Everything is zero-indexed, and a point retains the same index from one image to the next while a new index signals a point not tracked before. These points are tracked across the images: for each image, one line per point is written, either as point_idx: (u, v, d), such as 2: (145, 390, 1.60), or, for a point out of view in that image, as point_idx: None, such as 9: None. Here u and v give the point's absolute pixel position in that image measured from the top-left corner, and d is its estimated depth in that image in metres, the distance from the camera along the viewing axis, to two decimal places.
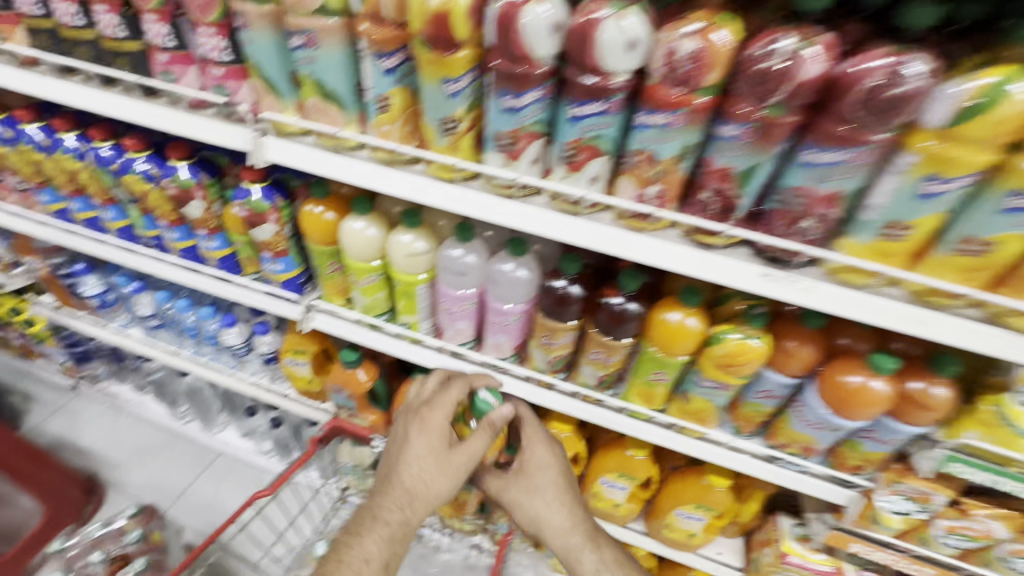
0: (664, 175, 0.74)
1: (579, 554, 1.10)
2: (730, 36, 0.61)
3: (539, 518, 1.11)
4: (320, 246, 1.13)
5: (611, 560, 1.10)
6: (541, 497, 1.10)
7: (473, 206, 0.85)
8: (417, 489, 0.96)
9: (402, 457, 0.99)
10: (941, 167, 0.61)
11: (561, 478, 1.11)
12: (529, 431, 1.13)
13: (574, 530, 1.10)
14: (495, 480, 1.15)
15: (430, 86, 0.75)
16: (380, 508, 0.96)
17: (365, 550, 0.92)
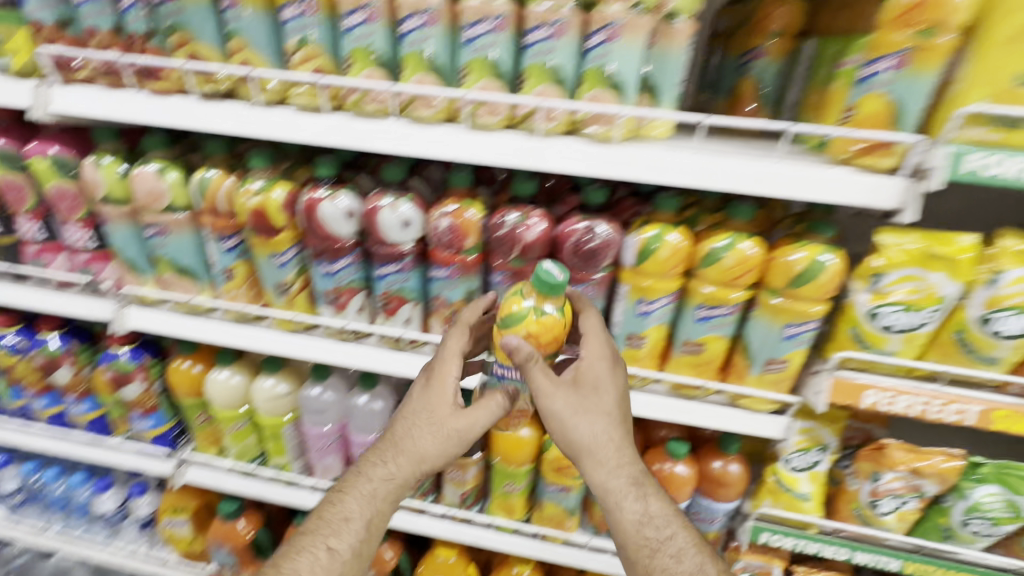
0: (460, 313, 0.91)
1: (624, 500, 0.79)
2: (477, 213, 0.82)
3: (584, 428, 0.77)
4: (189, 398, 1.19)
5: (669, 515, 0.81)
6: (591, 414, 0.77)
7: (314, 351, 0.97)
8: (406, 449, 0.81)
9: (403, 415, 0.83)
10: (644, 293, 0.83)
11: (615, 406, 0.79)
12: (591, 328, 0.80)
13: (619, 469, 0.78)
14: (536, 374, 0.74)
15: (262, 260, 0.91)
16: (367, 477, 0.83)
17: (344, 508, 0.84)
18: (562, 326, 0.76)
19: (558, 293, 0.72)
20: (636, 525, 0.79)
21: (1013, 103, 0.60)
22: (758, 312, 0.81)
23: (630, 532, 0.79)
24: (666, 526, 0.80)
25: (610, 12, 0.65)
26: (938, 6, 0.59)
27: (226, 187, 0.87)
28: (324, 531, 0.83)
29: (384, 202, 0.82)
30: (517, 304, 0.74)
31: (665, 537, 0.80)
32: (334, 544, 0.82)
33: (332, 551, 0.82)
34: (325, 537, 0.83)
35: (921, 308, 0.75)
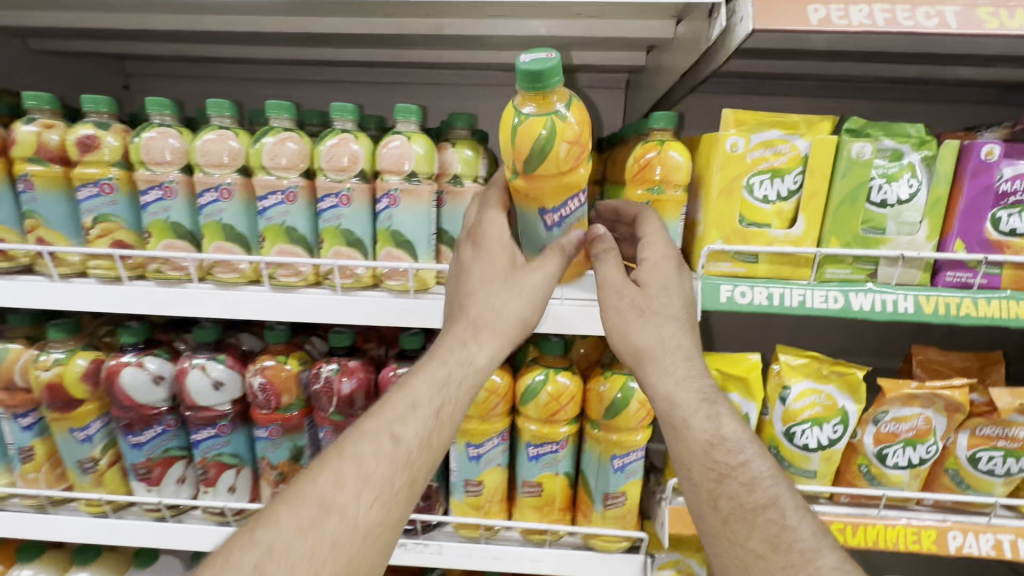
0: (287, 475, 0.84)
1: (693, 418, 0.62)
2: (295, 367, 0.80)
3: (649, 330, 0.63)
4: None
5: (748, 440, 0.64)
6: (663, 322, 0.64)
7: (123, 535, 0.85)
8: (483, 326, 0.62)
9: (459, 294, 0.65)
10: (471, 436, 0.80)
11: (686, 301, 0.65)
12: (648, 230, 0.67)
13: (689, 380, 0.63)
14: (608, 266, 0.65)
15: (60, 435, 0.82)
16: (419, 365, 0.61)
17: (411, 392, 0.59)
18: (589, 129, 0.62)
19: (547, 85, 0.57)
20: (710, 440, 0.62)
21: (741, 242, 0.69)
22: (588, 445, 0.81)
23: (759, 475, 0.62)
24: (750, 476, 0.62)
25: (390, 181, 0.71)
26: (660, 168, 0.69)
27: (25, 362, 0.82)
28: (388, 415, 0.57)
29: (194, 364, 0.79)
30: (541, 128, 0.59)
31: (736, 464, 0.62)
32: (382, 449, 0.55)
33: (394, 441, 0.56)
34: (385, 426, 0.56)
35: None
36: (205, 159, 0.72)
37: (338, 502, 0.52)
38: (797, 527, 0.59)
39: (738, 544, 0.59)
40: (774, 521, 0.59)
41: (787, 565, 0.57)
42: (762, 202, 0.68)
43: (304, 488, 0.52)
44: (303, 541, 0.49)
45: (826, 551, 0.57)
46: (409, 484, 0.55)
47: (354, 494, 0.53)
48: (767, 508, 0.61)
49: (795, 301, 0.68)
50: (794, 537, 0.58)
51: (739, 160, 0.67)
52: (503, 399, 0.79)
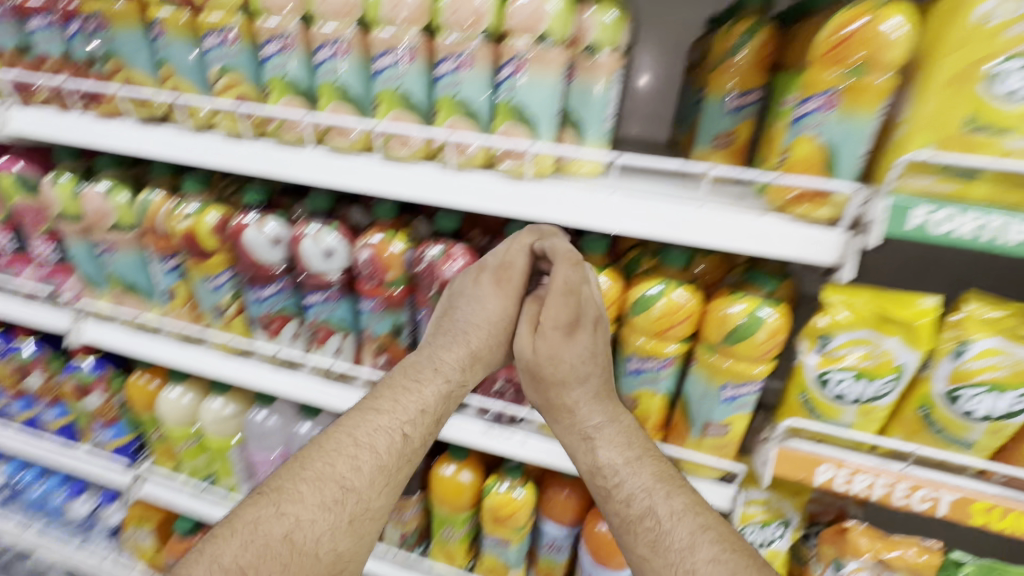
0: (386, 347, 0.88)
1: (577, 452, 0.72)
2: (401, 246, 0.79)
3: (535, 391, 0.75)
4: (147, 412, 1.21)
5: (625, 459, 0.68)
6: (552, 369, 0.72)
7: (249, 377, 0.94)
8: (475, 321, 0.74)
9: (454, 294, 0.76)
10: None
11: (591, 351, 0.71)
12: (544, 334, 0.72)
13: (598, 406, 0.72)
14: (522, 322, 0.76)
15: (198, 282, 0.92)
16: (441, 356, 0.73)
17: (420, 397, 0.69)
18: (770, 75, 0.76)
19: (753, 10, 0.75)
20: (607, 465, 0.69)
21: (961, 153, 0.52)
22: (696, 368, 0.74)
23: (639, 485, 0.66)
24: (641, 489, 0.65)
25: (517, 44, 0.63)
26: (868, 44, 0.54)
27: (164, 209, 0.88)
28: (383, 417, 0.67)
29: (308, 231, 0.81)
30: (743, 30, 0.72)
31: (618, 478, 0.67)
32: (398, 419, 0.67)
33: (405, 438, 0.67)
34: (354, 440, 0.65)
35: (879, 378, 0.65)
36: (324, 5, 0.66)
37: (354, 486, 0.62)
38: (674, 528, 0.61)
39: (632, 550, 0.63)
40: (648, 531, 0.62)
41: (670, 564, 0.59)
42: (1009, 101, 0.50)
43: (325, 473, 0.62)
44: (317, 527, 0.59)
45: (699, 546, 0.58)
46: (403, 471, 0.67)
47: (365, 480, 0.63)
48: (646, 518, 0.63)
49: (1015, 238, 0.52)
50: (670, 532, 0.60)
51: (990, 36, 0.49)
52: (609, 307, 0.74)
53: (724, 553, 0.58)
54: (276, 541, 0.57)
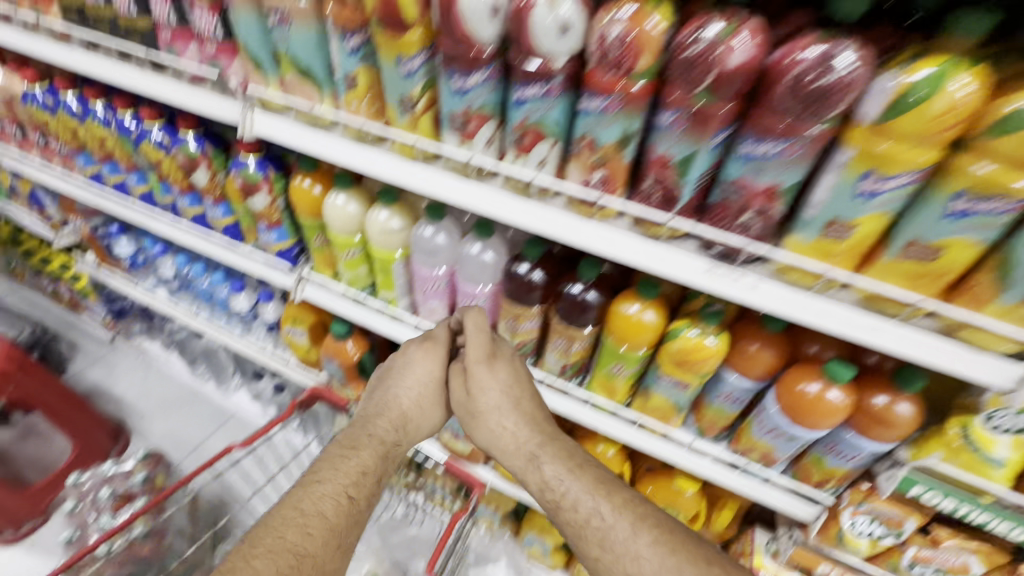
0: (606, 161, 0.74)
1: (528, 471, 0.89)
2: (664, 22, 0.62)
3: (482, 427, 0.96)
4: (309, 218, 1.20)
5: (568, 478, 0.86)
6: (490, 415, 0.95)
7: (435, 186, 0.86)
8: (407, 384, 0.99)
9: (397, 370, 1.00)
10: (878, 164, 0.59)
11: (522, 408, 0.95)
12: (462, 377, 0.99)
13: (507, 416, 0.94)
14: (456, 378, 1.00)
15: (387, 66, 0.79)
16: (481, 385, 0.96)
17: (364, 462, 0.85)
18: None
19: None
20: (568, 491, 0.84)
21: None
22: None
23: (580, 498, 0.83)
24: (581, 497, 0.83)
25: None
26: None
27: None
28: (347, 466, 0.84)
29: None
30: None
31: (566, 486, 0.85)
32: (343, 483, 0.81)
33: (362, 473, 0.84)
34: (342, 488, 0.80)
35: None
36: None
37: (305, 553, 0.70)
38: (617, 525, 0.78)
39: (588, 555, 0.79)
40: (604, 527, 0.79)
41: (623, 559, 0.76)
42: None
43: (277, 543, 0.70)
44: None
45: (641, 534, 0.76)
46: (344, 529, 0.76)
47: (314, 545, 0.72)
48: (597, 519, 0.80)
49: None
50: (616, 528, 0.78)
51: None
52: (960, 123, 0.54)
53: (668, 551, 0.74)
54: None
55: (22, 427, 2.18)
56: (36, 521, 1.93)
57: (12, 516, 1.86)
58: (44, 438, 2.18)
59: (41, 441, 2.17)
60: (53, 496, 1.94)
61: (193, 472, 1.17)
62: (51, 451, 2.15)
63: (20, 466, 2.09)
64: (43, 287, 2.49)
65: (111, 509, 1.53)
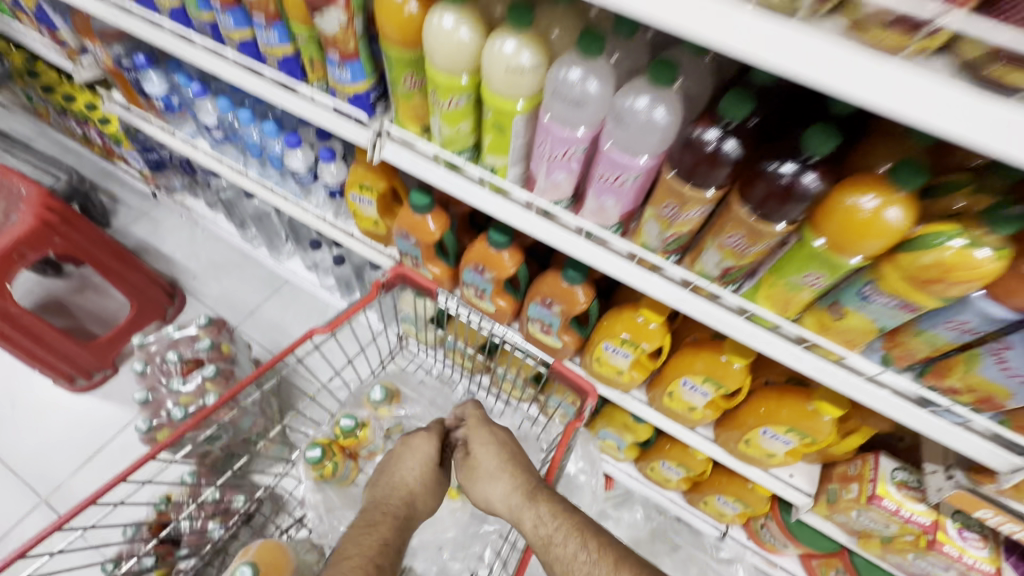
0: None
1: (523, 520, 0.98)
2: None
3: (483, 486, 1.05)
4: (399, 50, 0.90)
5: (554, 516, 0.96)
6: (486, 470, 1.05)
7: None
8: (406, 475, 1.03)
9: (395, 454, 1.06)
10: None
11: (510, 458, 1.06)
12: (474, 437, 1.10)
13: (501, 471, 1.04)
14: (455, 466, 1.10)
15: None
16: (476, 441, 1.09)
17: (382, 535, 0.92)
18: None
19: None
20: (547, 523, 0.95)
21: None
22: None
23: (553, 534, 0.94)
24: (565, 533, 0.93)
25: None
26: None
27: None
28: (367, 542, 0.90)
29: None
30: None
31: (557, 513, 0.96)
32: (371, 556, 0.87)
33: (385, 548, 0.90)
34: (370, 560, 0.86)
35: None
36: None
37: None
38: (599, 561, 0.87)
39: None
40: (607, 552, 0.87)
41: None
42: None
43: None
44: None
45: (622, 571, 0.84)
46: None
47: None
48: (590, 544, 0.90)
49: None
50: (584, 552, 0.89)
51: None
52: None
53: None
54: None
55: (79, 279, 2.14)
56: (106, 372, 1.96)
57: (80, 367, 1.88)
58: (101, 291, 2.13)
59: (99, 294, 2.12)
60: (120, 349, 1.97)
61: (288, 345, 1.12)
62: (109, 304, 2.11)
63: (82, 318, 2.06)
64: (73, 131, 2.27)
65: (181, 373, 1.49)
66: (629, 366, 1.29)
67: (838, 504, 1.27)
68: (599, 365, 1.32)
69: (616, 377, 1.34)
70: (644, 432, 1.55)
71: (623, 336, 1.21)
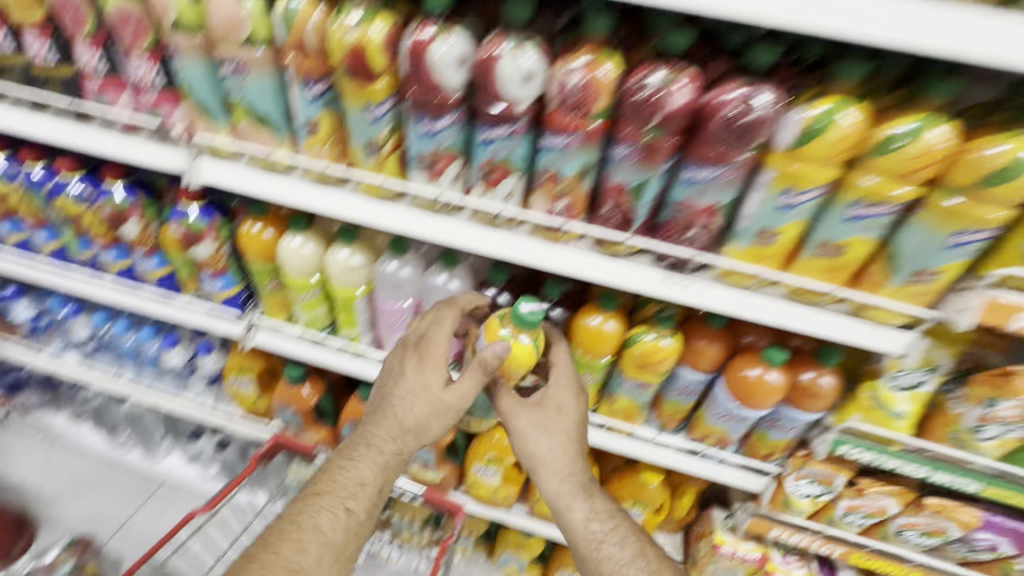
0: (569, 191, 0.82)
1: (575, 541, 1.01)
2: (613, 69, 0.69)
3: (541, 449, 1.00)
4: (260, 263, 1.17)
5: (626, 542, 1.00)
6: (551, 437, 1.00)
7: (401, 223, 0.89)
8: (400, 413, 0.92)
9: (395, 371, 0.96)
10: (794, 183, 0.72)
11: (555, 412, 1.00)
12: (560, 362, 1.00)
13: (568, 479, 1.01)
14: (505, 399, 1.01)
15: (352, 112, 0.81)
16: (524, 428, 1.00)
17: (359, 475, 0.90)
18: None
19: None
20: (580, 526, 1.01)
21: None
22: (921, 217, 0.71)
23: (586, 539, 1.00)
24: (602, 513, 1.02)
25: None
26: None
27: (316, 21, 0.75)
28: (341, 494, 0.88)
29: (503, 50, 0.70)
30: None
31: (610, 531, 1.01)
32: (337, 498, 0.88)
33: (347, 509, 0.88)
34: (341, 500, 0.88)
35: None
36: None
37: (301, 566, 0.80)
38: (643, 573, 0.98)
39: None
40: (640, 565, 0.98)
41: None
42: None
43: (273, 558, 0.79)
44: (310, 553, 0.82)
45: None
46: (355, 545, 0.88)
47: (313, 558, 0.82)
48: (621, 555, 0.99)
49: None
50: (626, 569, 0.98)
51: None
52: (855, 145, 0.68)
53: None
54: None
55: None
56: None
57: None
58: None
59: None
60: None
61: (163, 537, 1.14)
62: None
63: None
64: None
65: None
66: (502, 482, 1.47)
67: (699, 564, 1.45)
68: (478, 488, 1.48)
69: (494, 496, 1.50)
70: (538, 545, 1.67)
71: (490, 455, 1.41)
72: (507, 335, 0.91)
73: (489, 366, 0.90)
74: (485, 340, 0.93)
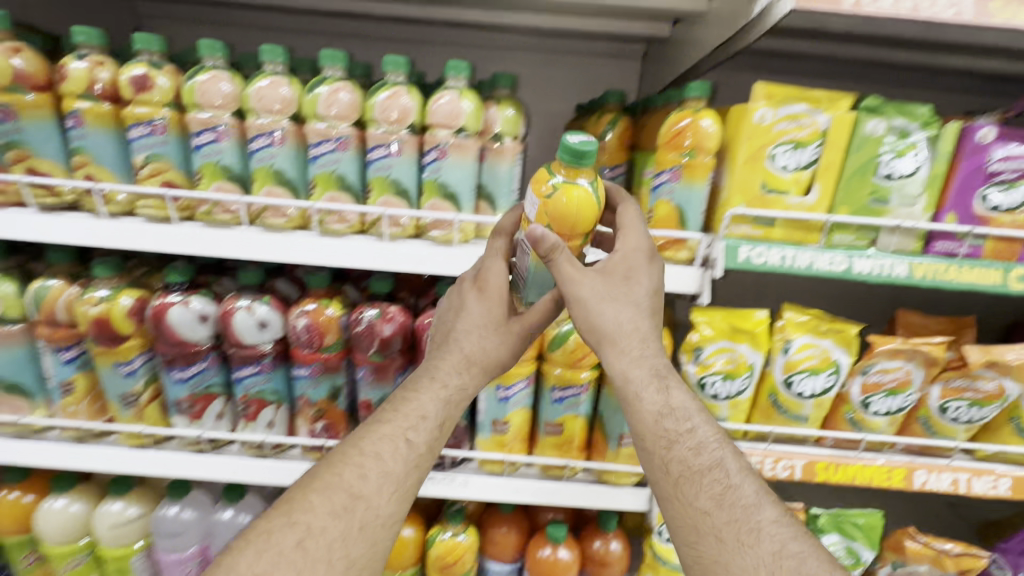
0: (325, 412, 0.90)
1: (676, 444, 0.67)
2: (336, 312, 0.84)
3: (614, 316, 0.68)
4: (14, 536, 1.03)
5: (696, 411, 0.70)
6: (626, 306, 0.68)
7: (167, 468, 0.89)
8: (458, 343, 0.73)
9: (449, 310, 0.76)
10: (501, 379, 0.88)
11: (626, 279, 0.69)
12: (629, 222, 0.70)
13: (642, 360, 0.68)
14: (586, 281, 0.66)
15: (104, 369, 0.86)
16: (602, 303, 0.67)
17: (419, 406, 0.70)
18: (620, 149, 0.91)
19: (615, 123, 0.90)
20: (648, 417, 0.68)
21: (762, 207, 0.76)
22: (607, 389, 0.89)
23: (683, 463, 0.67)
24: (679, 410, 0.68)
25: (440, 136, 0.75)
26: (693, 136, 0.75)
27: (69, 296, 0.83)
28: (398, 424, 0.69)
29: (239, 305, 0.83)
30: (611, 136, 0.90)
31: (685, 431, 0.69)
32: (399, 427, 0.69)
33: (406, 444, 0.68)
34: (400, 430, 0.69)
35: (822, 372, 0.83)
36: (261, 104, 0.74)
37: (363, 492, 0.64)
38: (742, 486, 0.66)
39: (688, 504, 0.65)
40: (719, 480, 0.66)
41: (732, 521, 0.64)
42: (783, 171, 0.75)
43: (335, 482, 0.64)
44: (371, 480, 0.65)
45: (765, 507, 0.66)
46: (415, 483, 0.69)
47: (376, 487, 0.65)
48: (714, 469, 0.67)
49: (802, 263, 0.76)
50: (759, 519, 0.64)
51: (766, 131, 0.74)
52: (533, 345, 0.87)
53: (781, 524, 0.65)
54: (291, 547, 0.59)
55: None
56: None
57: None
58: None
59: None
60: None
61: None
62: None
63: None
64: None
65: None
66: None
67: None
68: None
69: None
70: None
71: None
72: (555, 191, 0.62)
73: (555, 213, 0.63)
74: (531, 215, 0.66)
